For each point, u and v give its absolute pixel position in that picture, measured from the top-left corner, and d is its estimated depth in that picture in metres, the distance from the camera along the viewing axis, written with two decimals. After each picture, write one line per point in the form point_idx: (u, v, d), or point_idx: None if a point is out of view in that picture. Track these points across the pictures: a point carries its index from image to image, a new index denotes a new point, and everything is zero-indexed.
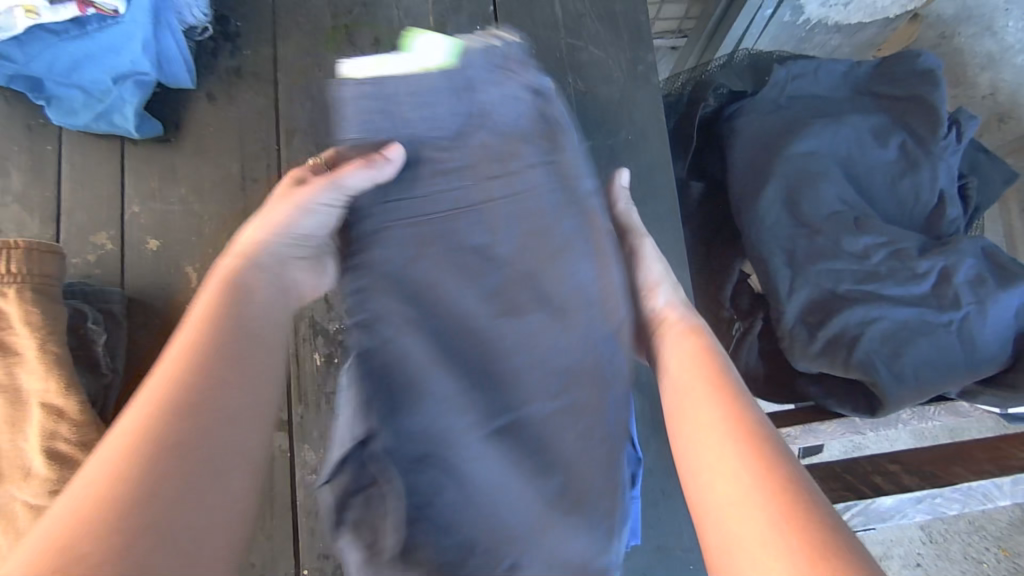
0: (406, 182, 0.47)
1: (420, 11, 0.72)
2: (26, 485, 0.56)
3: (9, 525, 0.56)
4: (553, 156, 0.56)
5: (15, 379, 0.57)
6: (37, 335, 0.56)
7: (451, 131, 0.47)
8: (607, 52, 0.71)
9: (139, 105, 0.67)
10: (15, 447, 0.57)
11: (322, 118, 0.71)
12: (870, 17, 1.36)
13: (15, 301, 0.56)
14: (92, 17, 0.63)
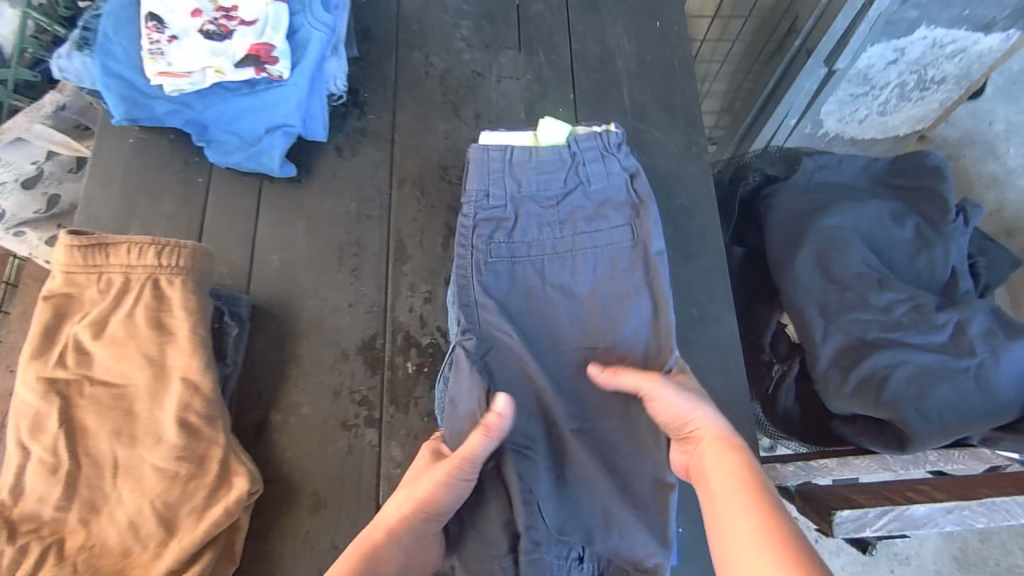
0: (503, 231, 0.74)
1: (513, 95, 0.88)
2: (155, 449, 0.65)
3: (138, 481, 0.64)
4: (609, 211, 0.73)
5: (164, 355, 0.68)
6: (190, 319, 0.68)
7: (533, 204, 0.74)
8: (666, 134, 0.85)
9: (283, 152, 0.82)
10: (152, 416, 0.66)
11: (428, 171, 0.84)
12: (882, 134, 1.55)
13: (180, 291, 0.69)
14: (262, 79, 0.79)
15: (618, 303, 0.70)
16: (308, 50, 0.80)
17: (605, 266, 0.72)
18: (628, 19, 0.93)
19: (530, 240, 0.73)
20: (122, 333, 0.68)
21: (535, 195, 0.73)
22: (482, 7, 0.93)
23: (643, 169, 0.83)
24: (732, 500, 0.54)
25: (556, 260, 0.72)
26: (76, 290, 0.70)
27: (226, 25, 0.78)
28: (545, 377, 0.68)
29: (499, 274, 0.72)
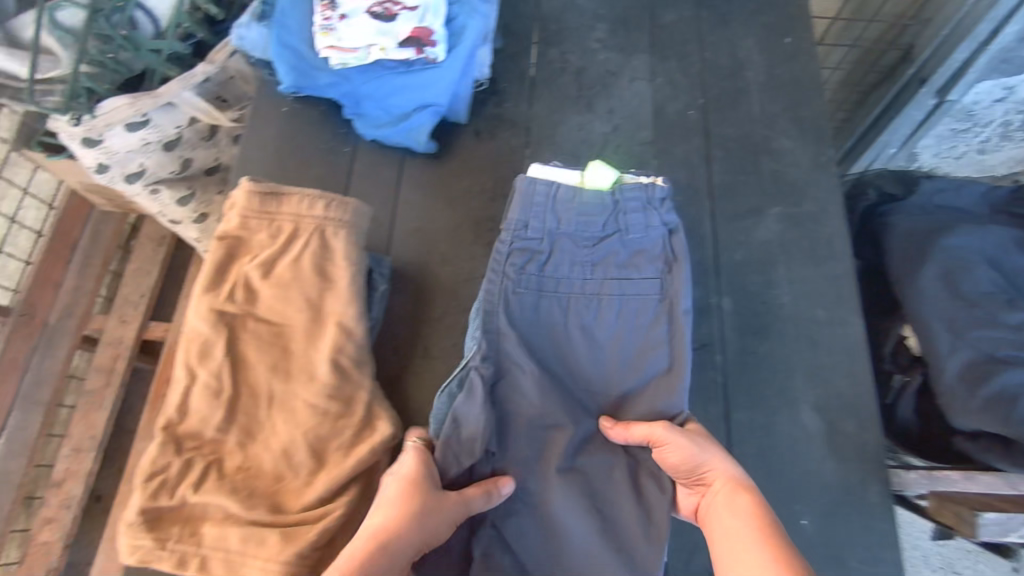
0: (528, 263, 0.73)
1: (644, 95, 0.91)
2: (309, 387, 0.70)
3: (292, 417, 0.69)
4: (639, 265, 0.73)
5: (322, 301, 0.74)
6: (348, 270, 0.74)
7: (565, 244, 0.74)
8: (795, 144, 0.88)
9: (429, 130, 0.87)
10: (308, 357, 0.72)
11: (562, 158, 0.88)
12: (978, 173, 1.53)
13: (341, 244, 0.75)
14: (419, 61, 0.83)
15: (638, 356, 0.71)
16: (463, 37, 0.84)
17: (631, 315, 0.72)
18: (761, 32, 0.94)
19: (559, 278, 0.73)
20: (285, 276, 0.74)
21: (571, 235, 0.74)
22: (617, 11, 0.97)
23: (772, 176, 0.86)
24: (742, 536, 0.58)
25: (580, 304, 0.73)
26: (246, 233, 0.77)
27: (391, 8, 0.82)
28: (564, 414, 0.70)
29: (524, 304, 0.72)
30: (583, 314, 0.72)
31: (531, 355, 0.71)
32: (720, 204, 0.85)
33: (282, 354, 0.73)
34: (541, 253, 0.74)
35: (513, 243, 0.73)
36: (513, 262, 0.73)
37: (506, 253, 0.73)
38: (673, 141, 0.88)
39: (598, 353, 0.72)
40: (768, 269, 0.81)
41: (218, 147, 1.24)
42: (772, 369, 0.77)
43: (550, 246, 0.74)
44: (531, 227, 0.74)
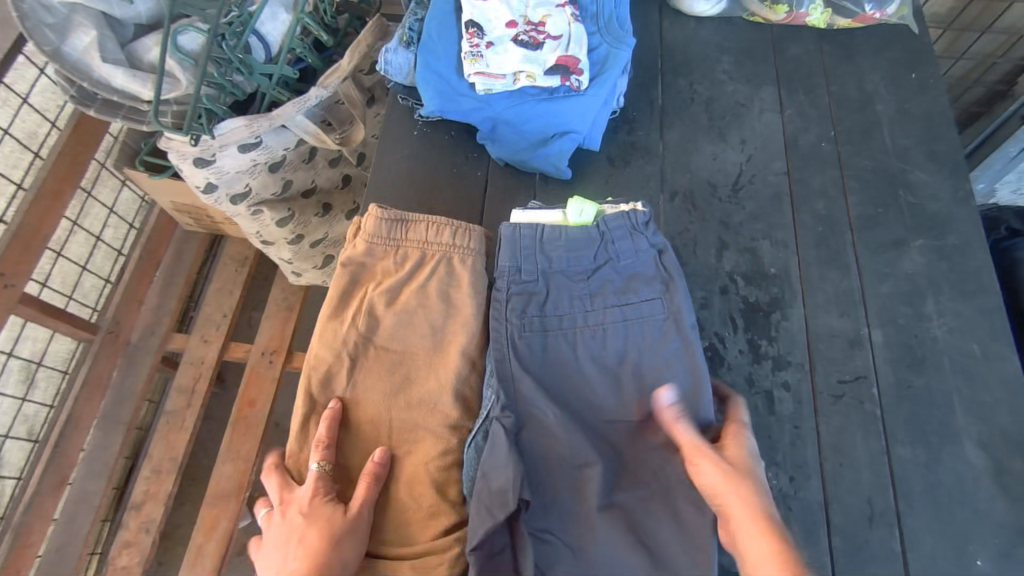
0: (533, 305, 0.73)
1: (775, 126, 0.92)
2: (432, 417, 0.70)
3: (447, 446, 0.69)
4: (645, 290, 0.72)
5: (446, 332, 0.73)
6: (470, 296, 0.73)
7: (561, 281, 0.74)
8: (931, 177, 0.88)
9: (567, 157, 0.88)
10: (433, 386, 0.71)
11: (698, 186, 0.88)
12: None
13: (462, 270, 0.75)
14: (562, 88, 0.85)
15: (656, 377, 0.69)
16: (607, 66, 0.86)
17: (644, 343, 0.70)
18: (886, 67, 0.96)
19: (562, 315, 0.72)
20: (433, 304, 0.73)
21: (565, 270, 0.74)
22: (742, 44, 0.99)
23: (913, 208, 0.86)
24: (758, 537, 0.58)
25: (587, 334, 0.71)
26: (370, 258, 0.76)
27: (537, 37, 0.84)
28: (593, 450, 0.66)
29: (533, 348, 0.71)
30: (598, 347, 0.71)
31: (552, 401, 0.68)
32: (861, 235, 0.84)
33: (432, 379, 0.71)
34: (543, 294, 0.73)
35: (513, 284, 0.74)
36: (517, 306, 0.72)
37: (503, 299, 0.73)
38: (808, 172, 0.89)
39: (619, 385, 0.70)
40: (919, 300, 0.79)
41: (316, 170, 1.25)
42: (929, 404, 0.75)
43: (548, 286, 0.74)
44: (524, 267, 0.74)
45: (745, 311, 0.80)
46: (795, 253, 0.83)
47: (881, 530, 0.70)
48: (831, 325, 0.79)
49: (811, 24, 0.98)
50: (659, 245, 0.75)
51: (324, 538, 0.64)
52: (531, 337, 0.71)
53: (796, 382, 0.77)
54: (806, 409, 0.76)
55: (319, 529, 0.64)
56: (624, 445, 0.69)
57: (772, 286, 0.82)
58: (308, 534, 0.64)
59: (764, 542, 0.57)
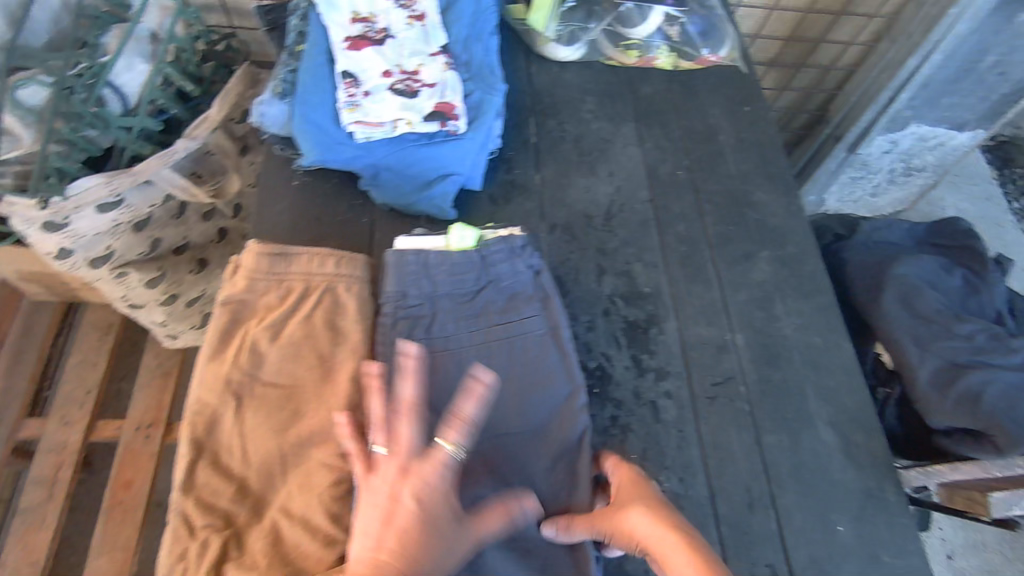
0: (419, 328, 0.71)
1: (638, 159, 1.02)
2: (324, 446, 0.66)
3: (339, 475, 0.64)
4: (526, 307, 0.73)
5: (332, 354, 0.69)
6: (360, 322, 0.71)
7: (446, 303, 0.73)
8: (769, 196, 1.01)
9: (451, 198, 0.92)
10: (324, 414, 0.67)
11: (575, 217, 0.95)
12: (876, 203, 1.87)
13: (350, 295, 0.72)
14: (442, 133, 0.89)
15: (540, 391, 0.70)
16: (481, 112, 0.92)
17: (526, 357, 0.71)
18: (723, 103, 1.11)
19: (448, 334, 0.71)
20: (320, 334, 0.70)
21: (449, 293, 0.73)
22: (602, 86, 1.10)
23: (757, 223, 0.98)
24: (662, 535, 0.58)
25: (473, 353, 0.71)
26: (251, 295, 0.71)
27: (413, 86, 0.90)
28: (478, 466, 0.67)
29: (420, 369, 0.69)
30: (483, 366, 0.70)
31: (440, 424, 0.67)
32: (718, 250, 0.95)
33: (314, 413, 0.67)
34: (428, 317, 0.72)
35: (395, 306, 0.72)
36: (403, 330, 0.71)
37: (388, 323, 0.71)
38: (669, 198, 0.99)
39: (506, 402, 0.70)
40: (769, 303, 0.91)
41: (187, 225, 1.17)
42: (787, 394, 0.84)
43: (434, 310, 0.72)
44: (407, 291, 0.72)
45: (626, 330, 0.86)
46: (665, 272, 0.92)
47: (761, 514, 0.76)
48: (700, 333, 0.87)
49: (660, 66, 1.12)
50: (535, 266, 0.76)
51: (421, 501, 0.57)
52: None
53: (676, 390, 0.83)
54: (684, 412, 0.81)
55: (413, 505, 0.57)
56: (510, 459, 0.68)
57: (648, 303, 0.89)
58: (405, 495, 0.57)
59: (682, 551, 0.56)
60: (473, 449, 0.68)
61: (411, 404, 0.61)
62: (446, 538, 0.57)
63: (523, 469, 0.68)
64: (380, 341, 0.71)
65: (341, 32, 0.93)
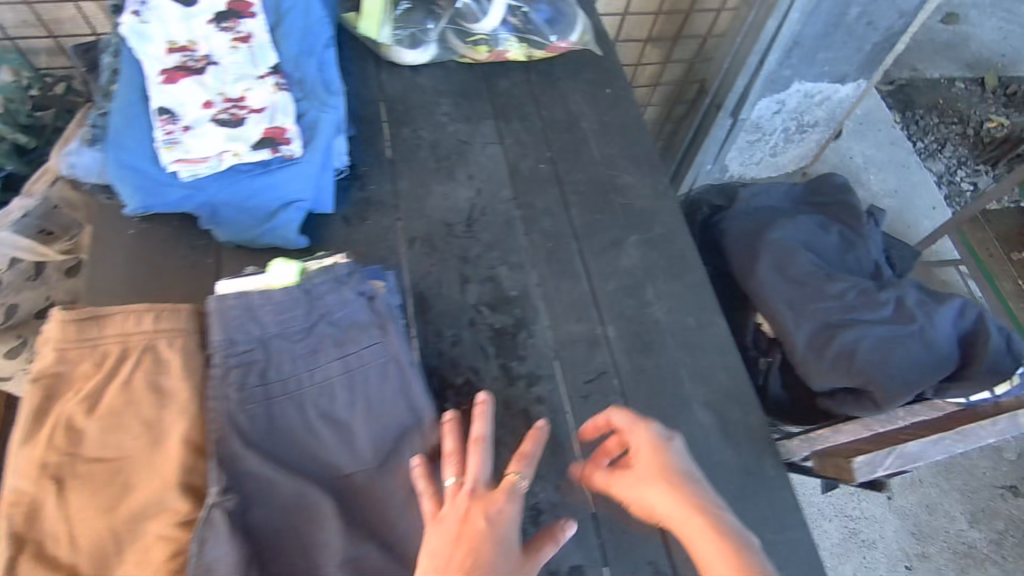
0: (254, 375, 0.67)
1: (498, 158, 0.99)
2: (157, 521, 0.60)
3: (177, 546, 0.59)
4: (364, 336, 0.70)
5: (159, 418, 0.65)
6: (187, 377, 0.66)
7: (279, 344, 0.69)
8: (635, 179, 1.00)
9: (298, 226, 0.87)
10: (154, 485, 0.62)
11: (435, 229, 0.92)
12: (775, 160, 1.88)
13: (174, 350, 0.67)
14: (276, 159, 0.84)
15: (383, 422, 0.68)
16: (317, 131, 0.88)
17: (368, 390, 0.69)
18: (583, 88, 1.08)
19: (286, 378, 0.68)
20: (143, 399, 0.65)
21: (281, 333, 0.69)
22: (458, 86, 1.06)
23: (624, 208, 0.96)
24: (688, 512, 0.62)
25: (314, 393, 0.68)
26: (66, 366, 0.67)
27: (238, 113, 0.85)
28: (326, 514, 0.63)
29: (256, 419, 0.65)
30: (324, 405, 0.68)
31: (281, 475, 0.64)
32: (585, 242, 0.93)
33: (143, 486, 0.62)
34: (262, 361, 0.68)
35: (227, 355, 0.67)
36: (235, 379, 0.66)
37: (220, 374, 0.66)
38: (532, 195, 0.96)
39: (351, 439, 0.67)
40: (640, 289, 0.89)
41: (47, 285, 1.09)
42: (661, 381, 0.83)
43: (267, 353, 0.68)
44: (236, 338, 0.67)
45: (494, 338, 0.84)
46: (532, 272, 0.90)
47: (639, 509, 0.75)
48: (571, 331, 0.85)
49: (513, 58, 1.07)
50: (373, 290, 0.71)
51: (482, 525, 0.59)
52: (256, 409, 0.66)
53: (549, 394, 0.81)
54: (559, 415, 0.80)
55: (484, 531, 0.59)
56: (359, 499, 0.66)
57: (515, 307, 0.87)
58: (466, 523, 0.59)
59: (705, 536, 0.61)
60: (325, 496, 0.64)
61: (476, 438, 0.64)
62: (509, 550, 0.59)
63: (374, 507, 0.66)
64: (211, 395, 0.65)
65: (157, 64, 0.87)
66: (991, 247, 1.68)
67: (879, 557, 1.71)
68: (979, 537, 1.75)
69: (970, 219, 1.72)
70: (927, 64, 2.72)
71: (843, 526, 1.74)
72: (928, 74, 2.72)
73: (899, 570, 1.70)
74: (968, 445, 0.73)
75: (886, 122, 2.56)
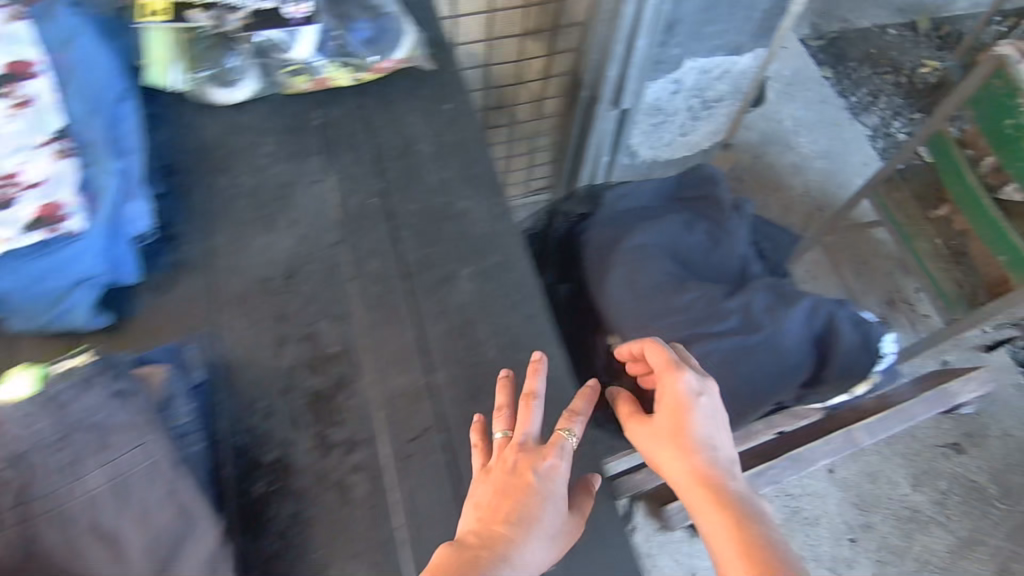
0: (10, 496, 0.61)
1: (323, 196, 0.92)
2: None
3: None
4: (127, 439, 0.65)
5: None
6: None
7: (35, 459, 0.63)
8: (471, 202, 0.92)
9: (92, 304, 0.81)
10: None
11: (252, 288, 0.86)
12: (685, 135, 1.79)
13: None
14: (55, 238, 0.78)
15: (157, 528, 0.64)
16: (100, 200, 0.80)
17: (139, 495, 0.64)
18: (420, 104, 1.00)
19: (48, 495, 0.62)
20: None
21: (33, 447, 0.63)
22: (280, 120, 0.99)
23: (458, 238, 0.89)
24: (704, 475, 0.69)
25: (82, 507, 0.63)
26: None
27: (7, 192, 0.77)
28: None
29: (11, 548, 0.60)
30: (90, 521, 0.63)
31: None
32: (414, 281, 0.86)
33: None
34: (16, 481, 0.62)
35: None
36: None
37: None
38: (359, 234, 0.90)
39: (122, 553, 0.63)
40: (473, 329, 0.84)
41: None
42: (492, 429, 0.78)
43: (22, 471, 0.62)
44: None
45: (312, 404, 0.80)
46: (357, 323, 0.84)
47: None
48: (396, 385, 0.81)
49: (337, 83, 0.97)
50: (131, 387, 0.67)
51: (526, 483, 0.67)
52: (13, 535, 0.61)
53: (367, 460, 0.78)
54: (379, 482, 0.77)
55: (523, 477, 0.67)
56: None
57: (336, 365, 0.82)
58: (517, 479, 0.67)
59: (706, 505, 0.68)
60: None
61: (530, 401, 0.72)
62: (544, 502, 0.67)
63: None
64: None
65: None
66: (909, 209, 1.63)
67: (822, 532, 1.69)
68: (922, 500, 1.73)
69: (886, 181, 1.66)
70: (857, 13, 2.68)
71: (784, 505, 1.71)
72: (860, 22, 2.66)
73: (842, 543, 1.68)
74: None
75: (815, 79, 2.48)
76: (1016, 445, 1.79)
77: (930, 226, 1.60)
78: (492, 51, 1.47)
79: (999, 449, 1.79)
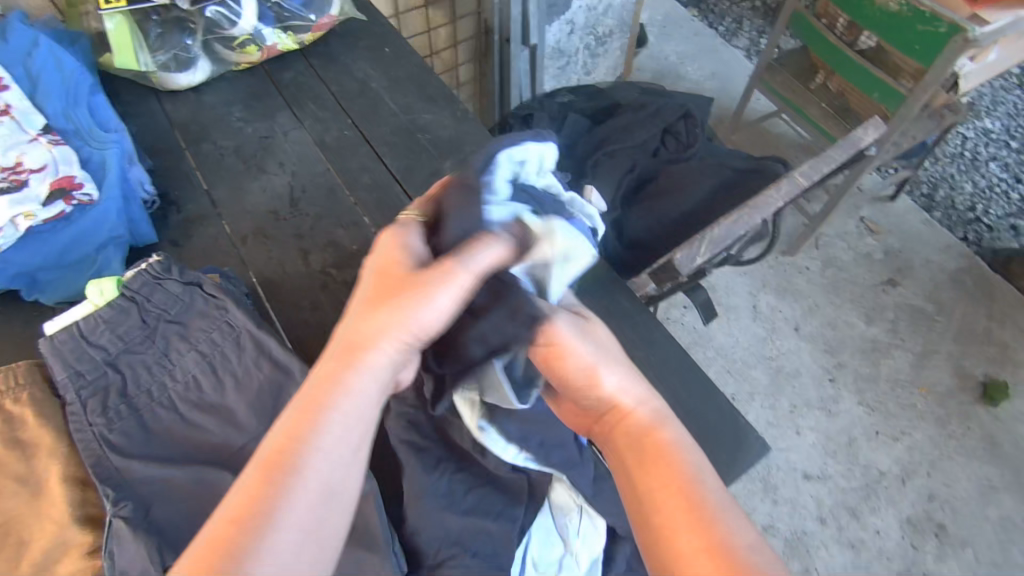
0: (133, 389, 0.72)
1: (302, 140, 1.03)
2: (66, 558, 0.64)
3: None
4: (210, 325, 0.76)
5: (39, 470, 0.68)
6: (47, 432, 0.70)
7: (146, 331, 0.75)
8: (433, 114, 1.06)
9: (121, 263, 0.89)
10: (53, 526, 0.65)
11: (262, 220, 0.95)
12: (587, 72, 1.99)
13: (28, 405, 0.71)
14: (75, 208, 0.86)
15: (260, 388, 0.73)
16: (107, 169, 0.89)
17: (233, 366, 0.74)
18: (364, 54, 1.14)
19: (150, 387, 0.73)
20: (21, 454, 0.69)
21: (128, 349, 0.74)
22: (242, 91, 1.09)
23: (430, 142, 1.03)
24: (643, 465, 0.55)
25: (180, 389, 0.73)
26: None
27: (16, 176, 0.82)
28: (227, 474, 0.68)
29: (131, 432, 0.70)
30: (208, 392, 0.73)
31: (175, 466, 0.68)
32: (405, 181, 0.99)
33: (39, 531, 0.65)
34: (133, 377, 0.73)
35: (94, 383, 0.71)
36: (99, 397, 0.71)
37: (89, 399, 0.70)
38: (343, 161, 1.01)
39: (240, 411, 0.72)
40: None
41: None
42: None
43: (131, 373, 0.73)
44: (88, 354, 0.72)
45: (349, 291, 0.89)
46: (366, 225, 0.95)
47: None
48: None
49: (285, 48, 1.11)
50: (195, 279, 0.77)
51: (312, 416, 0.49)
52: (126, 426, 0.70)
53: None
54: None
55: (297, 459, 0.46)
56: None
57: (360, 259, 0.92)
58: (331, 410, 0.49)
59: (644, 450, 0.56)
60: (223, 471, 0.69)
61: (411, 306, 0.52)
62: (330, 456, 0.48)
63: None
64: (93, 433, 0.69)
65: None
66: (792, 85, 1.84)
67: (806, 381, 1.69)
68: (878, 331, 1.76)
69: (767, 68, 1.88)
70: None
71: (767, 368, 1.71)
72: None
73: (825, 384, 1.69)
74: (853, 146, 0.94)
75: (686, 17, 2.75)
76: (938, 267, 1.84)
77: (814, 96, 1.80)
78: (402, 23, 1.60)
79: (926, 275, 1.83)
